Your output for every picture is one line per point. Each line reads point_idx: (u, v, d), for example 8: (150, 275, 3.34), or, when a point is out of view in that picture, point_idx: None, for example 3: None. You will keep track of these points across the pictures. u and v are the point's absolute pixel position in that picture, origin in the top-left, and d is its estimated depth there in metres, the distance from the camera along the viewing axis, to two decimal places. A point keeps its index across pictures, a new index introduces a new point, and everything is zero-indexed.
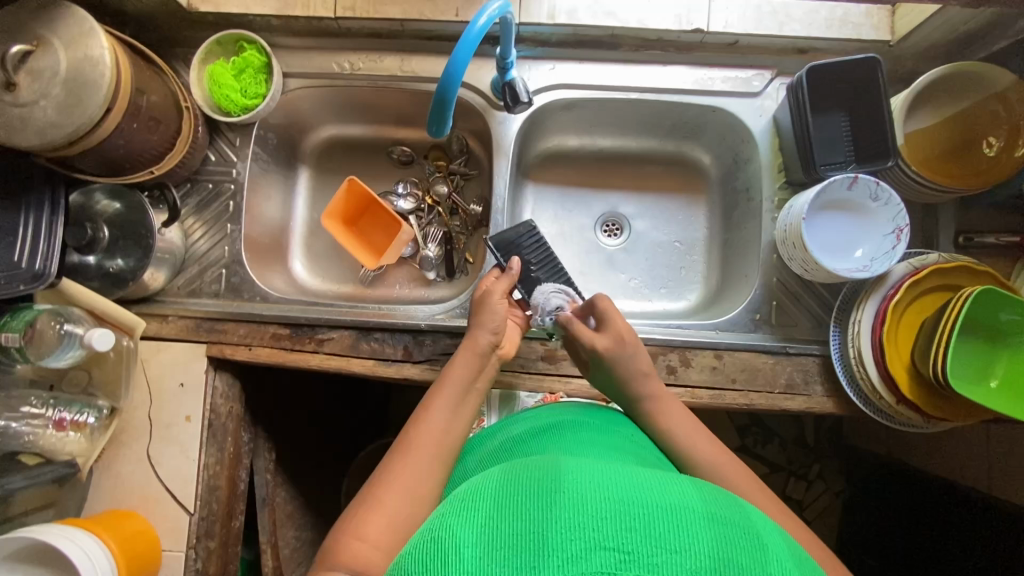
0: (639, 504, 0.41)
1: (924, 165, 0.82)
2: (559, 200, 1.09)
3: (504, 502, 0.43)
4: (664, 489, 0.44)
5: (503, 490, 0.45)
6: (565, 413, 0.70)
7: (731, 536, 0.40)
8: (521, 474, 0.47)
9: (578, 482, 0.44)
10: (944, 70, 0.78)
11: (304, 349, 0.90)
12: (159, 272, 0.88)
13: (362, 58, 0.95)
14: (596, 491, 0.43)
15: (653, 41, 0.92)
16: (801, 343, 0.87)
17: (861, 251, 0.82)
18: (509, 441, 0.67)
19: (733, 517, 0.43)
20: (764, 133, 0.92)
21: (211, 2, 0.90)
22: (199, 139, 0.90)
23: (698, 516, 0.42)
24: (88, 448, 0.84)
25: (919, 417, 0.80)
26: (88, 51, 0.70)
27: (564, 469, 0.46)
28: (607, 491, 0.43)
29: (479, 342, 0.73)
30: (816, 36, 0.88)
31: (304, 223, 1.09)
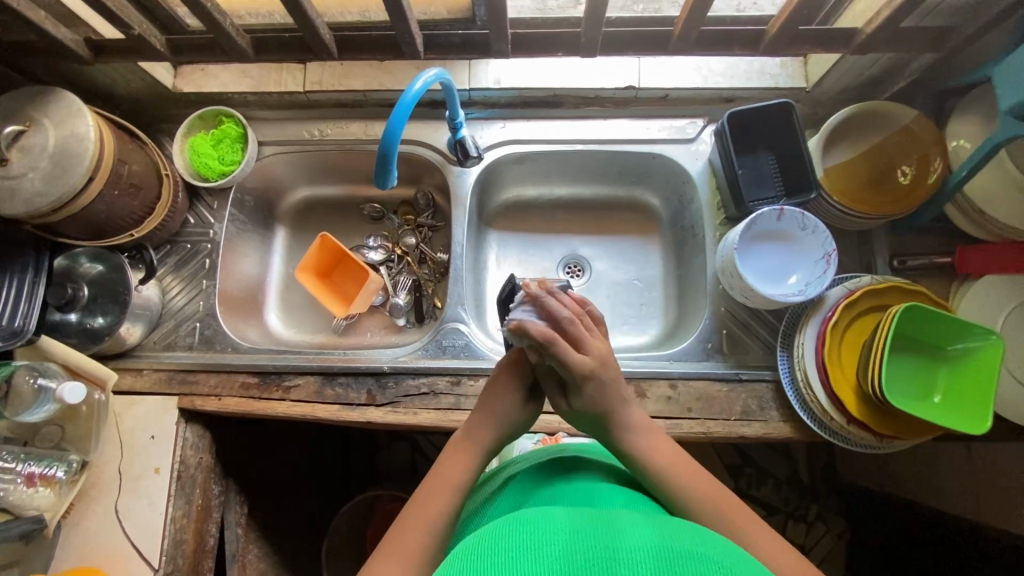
0: (538, 526, 0.48)
1: (847, 194, 0.88)
2: (522, 245, 1.16)
3: (503, 553, 0.45)
4: (646, 537, 0.47)
5: (484, 541, 0.47)
6: (559, 450, 0.73)
7: (619, 541, 0.46)
8: (505, 525, 0.49)
9: (545, 526, 0.48)
10: (854, 109, 0.86)
11: (271, 397, 0.92)
12: (135, 327, 0.93)
13: (330, 126, 1.04)
14: (506, 527, 0.49)
15: (592, 98, 1.01)
16: (753, 370, 0.90)
17: (795, 277, 0.86)
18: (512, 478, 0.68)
19: (636, 530, 0.48)
20: (702, 174, 0.99)
21: (194, 83, 1.01)
22: (179, 204, 0.98)
23: (681, 557, 0.44)
24: (57, 503, 0.85)
25: (872, 437, 0.80)
26: (74, 129, 0.78)
27: (552, 524, 0.48)
28: (516, 520, 0.49)
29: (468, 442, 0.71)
30: (738, 86, 0.97)
31: (280, 277, 1.15)
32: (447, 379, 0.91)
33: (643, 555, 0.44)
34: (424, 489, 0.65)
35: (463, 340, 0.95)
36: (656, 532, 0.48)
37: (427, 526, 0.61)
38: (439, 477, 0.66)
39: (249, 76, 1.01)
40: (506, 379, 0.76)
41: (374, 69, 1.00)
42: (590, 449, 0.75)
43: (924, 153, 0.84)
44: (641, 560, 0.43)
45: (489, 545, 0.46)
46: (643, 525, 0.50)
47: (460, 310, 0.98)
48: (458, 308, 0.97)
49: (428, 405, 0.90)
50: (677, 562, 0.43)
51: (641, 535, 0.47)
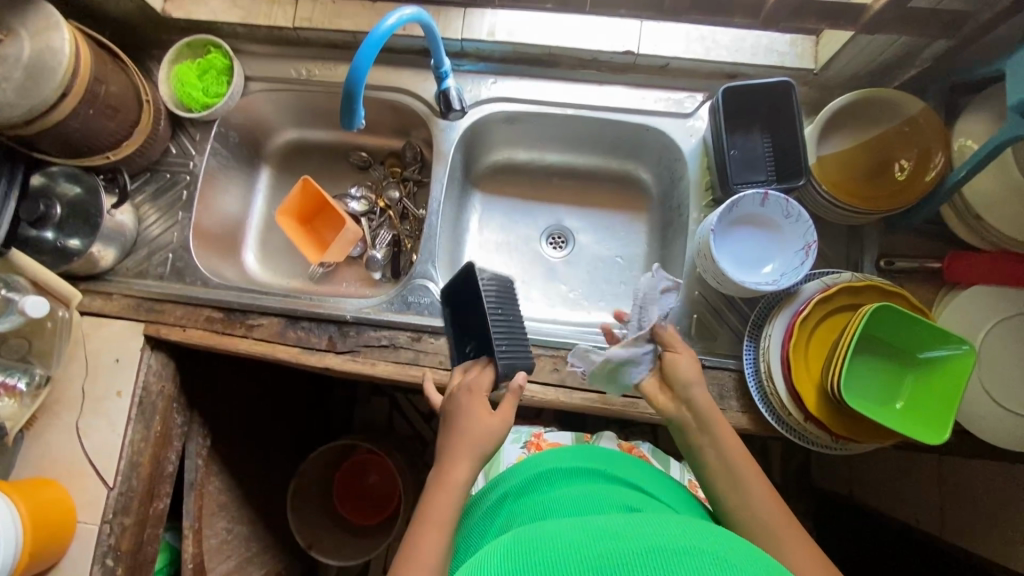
0: (533, 542, 0.49)
1: (841, 185, 0.83)
2: (507, 210, 1.14)
3: None
4: (636, 535, 0.46)
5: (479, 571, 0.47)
6: (542, 463, 0.71)
7: (608, 547, 0.45)
8: (499, 551, 0.49)
9: (536, 547, 0.48)
10: (857, 96, 0.81)
11: (234, 333, 0.93)
12: (107, 250, 0.93)
13: (319, 66, 1.01)
14: (499, 555, 0.49)
15: (589, 61, 0.97)
16: (718, 357, 0.87)
17: (770, 267, 0.82)
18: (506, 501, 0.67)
19: (625, 529, 0.48)
20: (694, 152, 0.95)
21: (183, 9, 0.98)
22: (160, 132, 0.97)
23: (670, 553, 0.44)
24: (17, 413, 0.88)
25: (828, 436, 0.79)
26: (49, 42, 0.77)
27: (544, 542, 0.48)
28: (512, 540, 0.50)
29: (467, 466, 0.64)
30: (742, 62, 0.91)
31: (261, 218, 1.14)
32: (409, 334, 0.91)
33: (630, 556, 0.44)
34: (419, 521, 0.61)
35: (429, 298, 0.94)
36: (650, 527, 0.48)
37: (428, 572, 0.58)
38: (432, 505, 0.62)
39: (239, 6, 0.98)
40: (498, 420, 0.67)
41: (365, 10, 0.96)
42: (574, 448, 0.74)
43: (926, 147, 0.80)
44: (627, 562, 0.43)
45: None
46: (637, 522, 0.49)
47: (430, 268, 0.96)
48: (428, 265, 0.96)
49: (387, 357, 0.90)
50: (664, 561, 0.43)
51: (631, 534, 0.47)
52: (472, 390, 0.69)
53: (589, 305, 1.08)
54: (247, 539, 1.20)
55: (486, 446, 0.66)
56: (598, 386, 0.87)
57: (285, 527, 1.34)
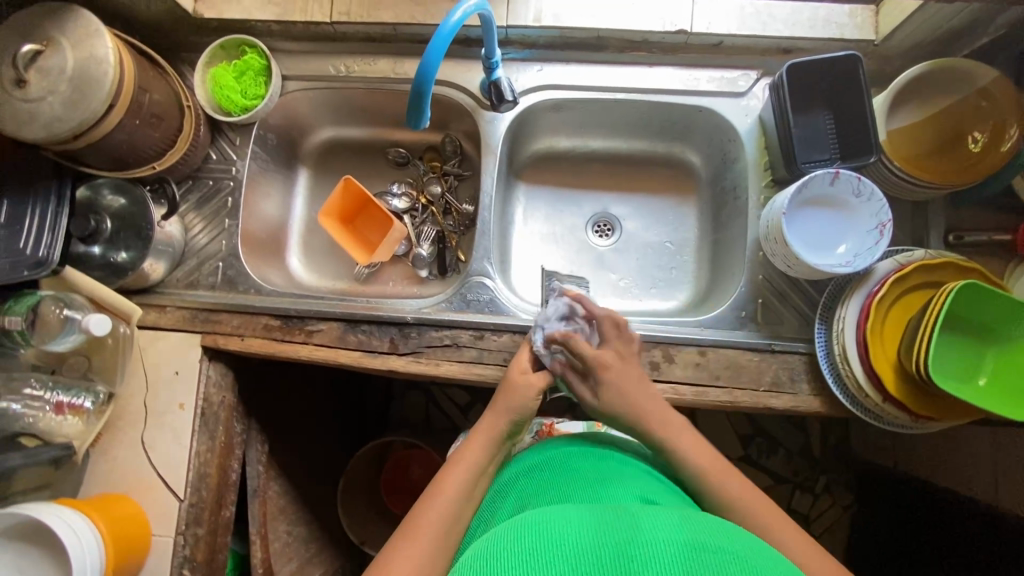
0: (550, 518, 0.49)
1: (911, 160, 0.82)
2: (551, 200, 1.12)
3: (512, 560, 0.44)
4: (654, 528, 0.46)
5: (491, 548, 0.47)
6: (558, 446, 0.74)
7: (624, 536, 0.45)
8: (511, 528, 0.49)
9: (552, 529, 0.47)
10: (931, 66, 0.78)
11: (294, 340, 0.92)
12: (158, 263, 0.92)
13: (357, 61, 0.98)
14: (511, 533, 0.48)
15: (638, 43, 0.94)
16: (786, 341, 0.86)
17: (844, 247, 0.81)
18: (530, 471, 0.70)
19: (640, 521, 0.48)
20: (751, 132, 0.93)
21: (215, 9, 0.95)
22: (200, 139, 0.94)
23: (686, 548, 0.44)
24: (85, 432, 0.88)
25: (907, 417, 0.78)
26: (93, 51, 0.74)
27: (555, 525, 0.48)
28: (528, 518, 0.51)
29: (496, 420, 0.74)
30: (799, 36, 0.89)
31: (303, 220, 1.12)
32: (471, 333, 0.90)
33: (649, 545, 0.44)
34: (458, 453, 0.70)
35: (488, 295, 0.92)
36: (667, 521, 0.48)
37: (448, 509, 0.64)
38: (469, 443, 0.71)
39: (273, 3, 0.95)
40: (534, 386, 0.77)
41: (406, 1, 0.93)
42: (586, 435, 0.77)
43: (1000, 120, 0.77)
44: (644, 554, 0.43)
45: (494, 552, 0.46)
46: (649, 515, 0.49)
47: (486, 264, 0.95)
48: (484, 262, 0.94)
49: (450, 357, 0.89)
50: (682, 554, 0.43)
51: (648, 528, 0.46)
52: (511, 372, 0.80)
53: (641, 293, 1.06)
54: (306, 539, 1.21)
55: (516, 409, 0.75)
56: (667, 376, 0.86)
57: (338, 524, 1.36)
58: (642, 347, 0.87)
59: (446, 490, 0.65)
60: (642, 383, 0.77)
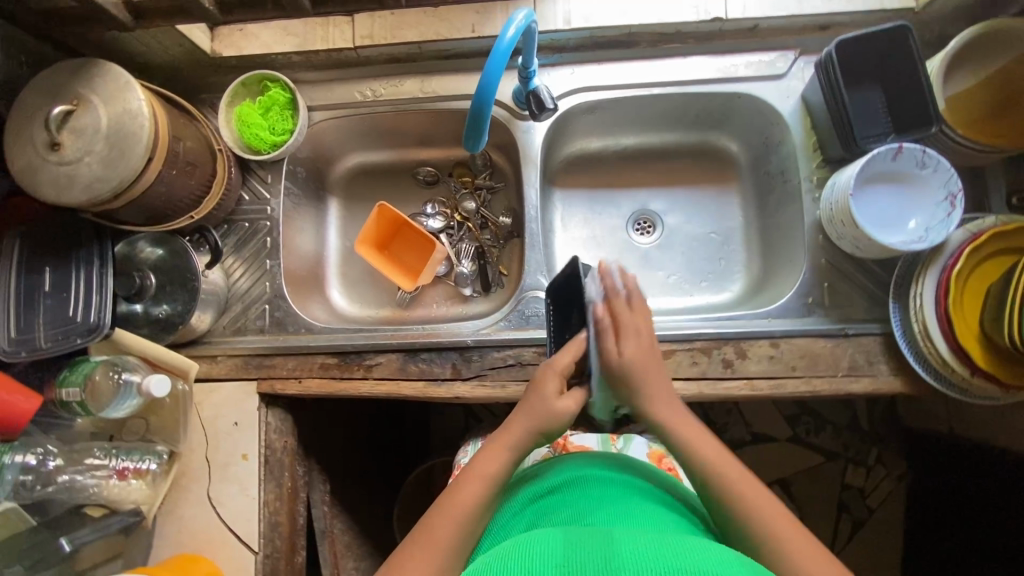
0: (558, 545, 0.49)
1: (971, 127, 0.80)
2: (588, 203, 1.10)
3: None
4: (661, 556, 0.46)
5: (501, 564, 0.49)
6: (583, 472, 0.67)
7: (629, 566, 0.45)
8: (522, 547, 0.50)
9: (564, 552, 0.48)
10: (979, 30, 0.76)
11: (353, 376, 0.89)
12: (205, 314, 0.89)
13: (383, 84, 0.96)
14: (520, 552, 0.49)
15: (670, 35, 0.91)
16: (859, 323, 0.84)
17: (915, 222, 0.78)
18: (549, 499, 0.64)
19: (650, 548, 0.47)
20: (794, 113, 0.91)
21: (233, 46, 0.92)
22: (233, 181, 0.92)
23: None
24: (152, 495, 0.85)
25: (996, 388, 0.76)
26: (127, 105, 0.72)
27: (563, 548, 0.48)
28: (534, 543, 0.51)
29: (522, 435, 0.66)
30: (837, 11, 0.86)
31: (337, 251, 1.10)
32: (534, 350, 0.88)
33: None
34: (471, 469, 0.65)
35: None
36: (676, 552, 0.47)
37: (463, 526, 0.60)
38: (483, 456, 0.66)
39: (292, 34, 0.92)
40: (572, 404, 0.68)
41: (429, 17, 0.90)
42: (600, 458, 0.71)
43: None
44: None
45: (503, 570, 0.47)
46: (660, 541, 0.49)
47: (540, 277, 0.92)
48: (537, 275, 0.92)
49: (516, 377, 0.87)
50: None
51: (657, 556, 0.46)
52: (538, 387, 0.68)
53: (692, 287, 1.04)
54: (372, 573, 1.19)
55: (542, 427, 0.66)
56: (742, 372, 0.84)
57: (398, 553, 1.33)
58: (713, 345, 0.85)
59: (460, 501, 0.62)
60: (654, 357, 0.71)
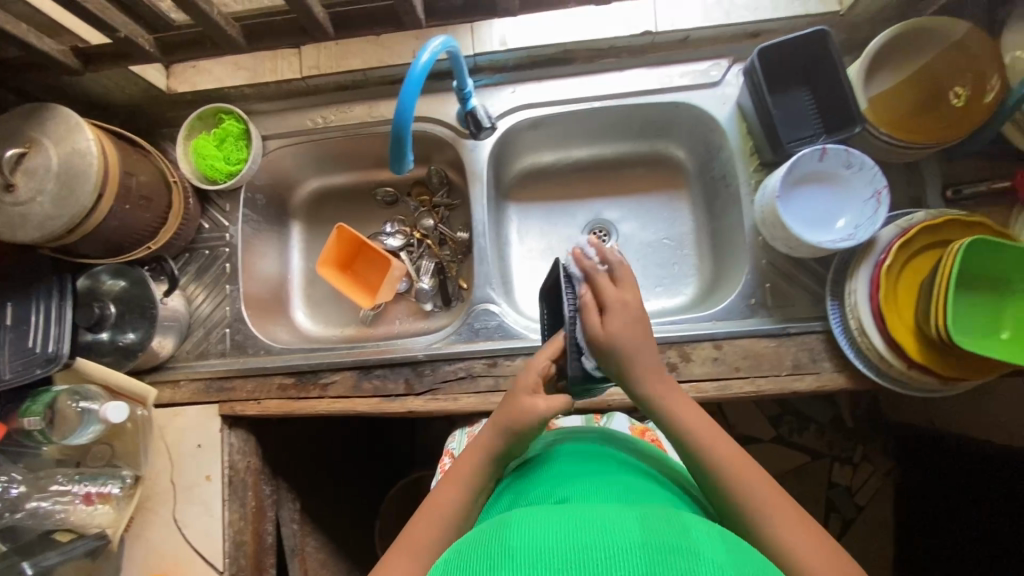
0: (543, 514, 0.48)
1: (898, 124, 0.81)
2: (543, 216, 1.12)
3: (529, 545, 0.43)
4: (670, 530, 0.45)
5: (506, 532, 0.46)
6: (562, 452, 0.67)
7: (641, 536, 0.43)
8: (520, 518, 0.48)
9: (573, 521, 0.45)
10: (900, 29, 0.78)
11: (310, 396, 0.91)
12: (166, 339, 0.92)
13: (333, 111, 1.00)
14: (513, 522, 0.47)
15: (606, 50, 0.94)
16: (801, 322, 0.85)
17: (843, 221, 0.80)
18: (529, 482, 0.64)
19: (655, 522, 0.46)
20: (731, 119, 0.93)
21: (188, 82, 0.96)
22: (191, 210, 0.95)
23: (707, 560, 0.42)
24: (117, 518, 0.87)
25: (934, 380, 0.77)
26: (75, 145, 0.76)
27: (569, 518, 0.46)
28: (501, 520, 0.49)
29: (495, 438, 0.64)
30: (764, 18, 0.88)
31: (301, 273, 1.13)
32: (484, 362, 0.89)
33: (614, 554, 0.41)
34: (451, 474, 0.65)
35: (496, 321, 0.92)
36: (642, 522, 0.46)
37: (444, 524, 0.61)
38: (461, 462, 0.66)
39: (243, 67, 0.96)
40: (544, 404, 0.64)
41: (371, 45, 0.94)
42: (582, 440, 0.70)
43: (980, 71, 0.77)
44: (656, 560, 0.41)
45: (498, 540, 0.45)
46: (666, 517, 0.47)
47: (489, 290, 0.94)
48: (487, 289, 0.94)
49: (467, 389, 0.89)
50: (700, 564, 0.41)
51: (666, 532, 0.44)
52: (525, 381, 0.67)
53: (648, 293, 1.06)
54: None
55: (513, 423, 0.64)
56: (687, 375, 0.85)
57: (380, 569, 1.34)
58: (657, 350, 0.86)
59: (441, 505, 0.62)
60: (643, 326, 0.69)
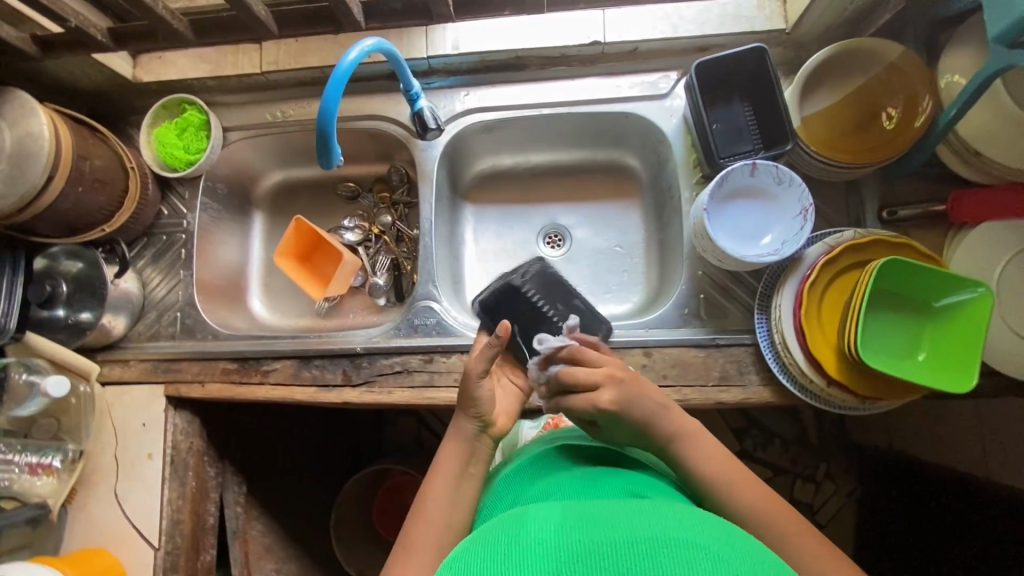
0: (541, 521, 0.48)
1: (832, 143, 0.82)
2: (499, 220, 1.13)
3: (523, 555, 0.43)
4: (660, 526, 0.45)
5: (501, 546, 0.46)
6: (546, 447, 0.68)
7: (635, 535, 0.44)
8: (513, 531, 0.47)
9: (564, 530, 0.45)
10: (834, 50, 0.79)
11: (251, 381, 0.94)
12: (118, 319, 0.95)
13: (293, 106, 1.02)
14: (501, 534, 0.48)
15: (557, 58, 0.96)
16: (732, 334, 0.86)
17: (770, 237, 0.81)
18: (518, 479, 0.65)
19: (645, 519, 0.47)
20: (677, 131, 0.94)
21: (153, 72, 1.00)
22: (149, 196, 0.98)
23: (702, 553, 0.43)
24: (58, 489, 0.90)
25: (852, 398, 0.77)
26: (28, 128, 0.79)
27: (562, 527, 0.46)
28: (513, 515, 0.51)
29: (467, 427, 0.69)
30: (711, 33, 0.90)
31: (261, 262, 1.15)
32: (420, 357, 0.91)
33: (616, 544, 0.43)
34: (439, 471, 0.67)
35: (435, 318, 0.94)
36: (646, 517, 0.47)
37: (438, 523, 0.63)
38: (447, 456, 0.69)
39: (206, 60, 0.99)
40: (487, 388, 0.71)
41: (329, 43, 0.97)
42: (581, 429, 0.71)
43: (912, 93, 0.78)
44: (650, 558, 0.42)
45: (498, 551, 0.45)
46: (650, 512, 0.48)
47: (432, 288, 0.96)
48: (429, 286, 0.96)
49: (402, 383, 0.90)
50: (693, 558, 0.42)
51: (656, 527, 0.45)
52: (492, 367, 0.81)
53: (596, 299, 1.07)
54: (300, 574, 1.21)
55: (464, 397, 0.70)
56: None
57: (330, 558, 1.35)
58: None
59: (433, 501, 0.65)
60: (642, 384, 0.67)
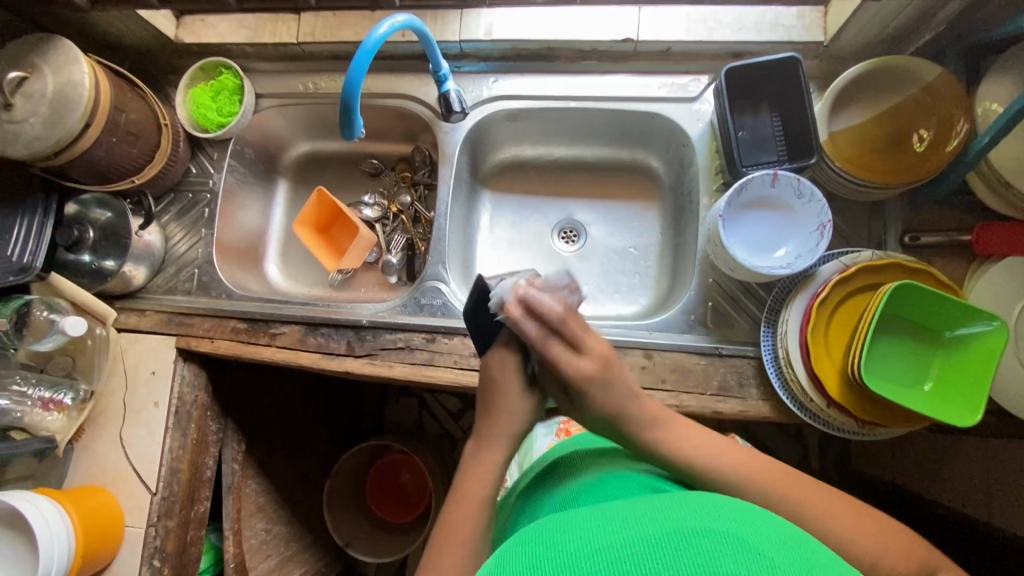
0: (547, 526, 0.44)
1: (859, 162, 0.80)
2: (516, 208, 1.13)
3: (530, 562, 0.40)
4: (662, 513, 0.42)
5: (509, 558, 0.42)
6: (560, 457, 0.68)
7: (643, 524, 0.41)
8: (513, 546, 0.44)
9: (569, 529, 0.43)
10: (867, 66, 0.78)
11: (258, 342, 0.97)
12: (138, 268, 0.98)
13: (325, 78, 1.04)
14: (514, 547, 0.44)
15: (589, 52, 0.96)
16: (736, 345, 0.85)
17: (784, 251, 0.80)
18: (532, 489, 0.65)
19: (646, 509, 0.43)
20: (702, 136, 0.93)
21: (194, 34, 1.02)
22: (179, 153, 1.01)
23: (721, 534, 0.39)
24: (66, 426, 0.94)
25: (852, 421, 0.76)
26: (71, 76, 0.82)
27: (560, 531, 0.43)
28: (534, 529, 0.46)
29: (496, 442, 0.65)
30: (746, 40, 0.89)
31: (280, 230, 1.18)
32: (423, 336, 0.92)
33: (638, 541, 0.39)
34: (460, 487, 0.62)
35: (441, 300, 0.95)
36: (661, 509, 0.43)
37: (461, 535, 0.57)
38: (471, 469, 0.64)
39: (246, 26, 1.01)
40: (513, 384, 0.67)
41: (365, 19, 0.98)
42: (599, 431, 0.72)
43: (945, 116, 0.76)
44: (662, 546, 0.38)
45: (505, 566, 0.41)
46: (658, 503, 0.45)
47: (441, 269, 0.98)
48: (438, 267, 0.97)
49: (403, 360, 0.92)
50: (711, 537, 0.38)
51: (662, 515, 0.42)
52: (506, 367, 0.68)
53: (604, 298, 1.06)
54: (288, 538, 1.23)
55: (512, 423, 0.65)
56: None
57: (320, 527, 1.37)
58: None
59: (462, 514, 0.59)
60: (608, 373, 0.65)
